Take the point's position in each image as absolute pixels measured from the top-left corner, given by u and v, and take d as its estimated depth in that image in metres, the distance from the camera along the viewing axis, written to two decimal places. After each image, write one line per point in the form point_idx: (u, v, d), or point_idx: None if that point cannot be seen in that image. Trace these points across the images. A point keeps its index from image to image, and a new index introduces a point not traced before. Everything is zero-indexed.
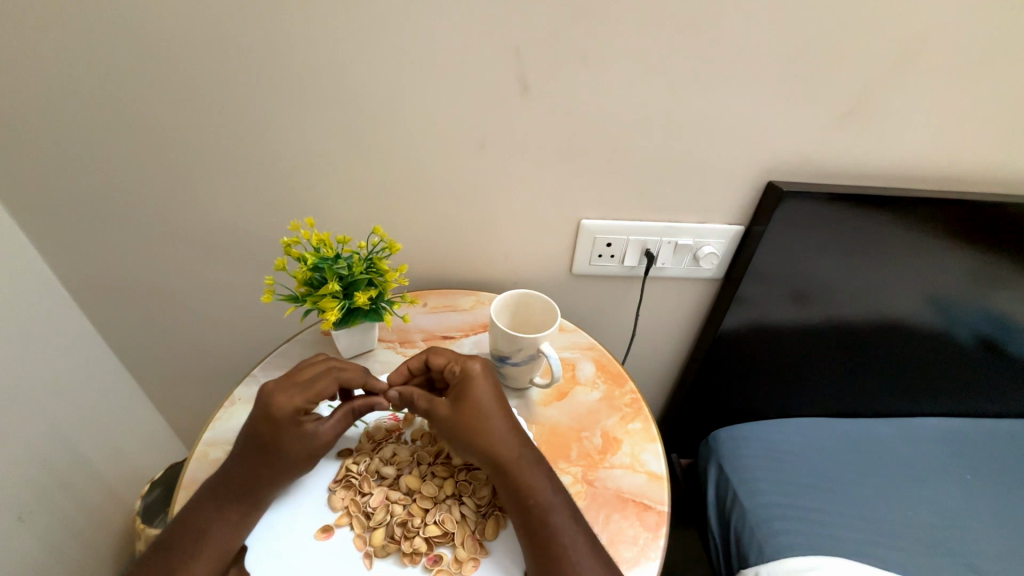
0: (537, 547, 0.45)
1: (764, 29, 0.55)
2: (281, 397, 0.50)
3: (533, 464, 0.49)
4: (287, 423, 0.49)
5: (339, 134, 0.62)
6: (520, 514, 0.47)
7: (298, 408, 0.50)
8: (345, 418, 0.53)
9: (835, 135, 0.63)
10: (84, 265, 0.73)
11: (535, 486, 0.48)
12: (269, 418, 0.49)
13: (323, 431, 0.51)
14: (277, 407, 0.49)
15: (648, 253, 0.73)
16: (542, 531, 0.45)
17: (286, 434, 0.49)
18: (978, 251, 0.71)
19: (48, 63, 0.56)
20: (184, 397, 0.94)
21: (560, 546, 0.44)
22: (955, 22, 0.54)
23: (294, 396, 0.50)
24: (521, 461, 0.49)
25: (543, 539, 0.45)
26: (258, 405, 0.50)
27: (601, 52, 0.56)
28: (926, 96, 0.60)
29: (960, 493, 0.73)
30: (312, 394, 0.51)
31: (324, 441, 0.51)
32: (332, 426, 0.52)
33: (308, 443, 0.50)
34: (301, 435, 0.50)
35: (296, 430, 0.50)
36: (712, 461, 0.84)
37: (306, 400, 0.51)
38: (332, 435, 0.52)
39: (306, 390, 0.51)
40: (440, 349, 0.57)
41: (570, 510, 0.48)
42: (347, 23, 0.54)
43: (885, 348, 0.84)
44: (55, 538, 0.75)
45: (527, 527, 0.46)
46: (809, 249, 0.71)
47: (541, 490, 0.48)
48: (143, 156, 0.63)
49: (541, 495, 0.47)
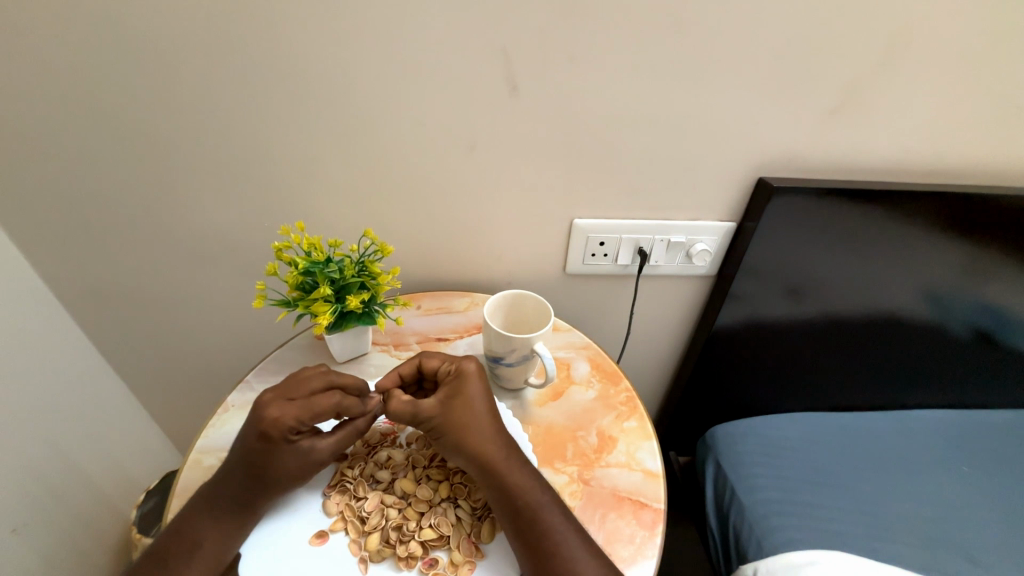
0: (527, 546, 0.45)
1: (752, 25, 0.55)
2: (277, 416, 0.49)
3: (522, 463, 0.49)
4: (280, 441, 0.48)
5: (329, 137, 0.62)
6: (508, 514, 0.47)
7: (293, 427, 0.49)
8: (345, 436, 0.52)
9: (823, 130, 0.63)
10: (73, 273, 0.73)
11: (524, 485, 0.48)
12: (264, 436, 0.48)
13: (320, 450, 0.50)
14: (274, 426, 0.48)
15: (641, 251, 0.74)
16: (532, 530, 0.45)
17: (280, 452, 0.48)
18: (968, 243, 0.72)
19: (34, 70, 0.55)
20: (179, 406, 0.93)
21: (550, 544, 0.44)
22: (939, 17, 0.55)
23: (290, 416, 0.49)
24: (511, 460, 0.49)
25: (532, 538, 0.45)
26: (253, 421, 0.49)
27: (590, 52, 0.57)
28: (914, 89, 0.60)
29: (956, 485, 0.74)
30: (308, 413, 0.50)
31: (321, 460, 0.51)
32: (329, 445, 0.51)
33: (303, 462, 0.49)
34: (295, 454, 0.49)
35: (291, 448, 0.49)
36: (710, 459, 0.84)
37: (301, 419, 0.49)
38: (328, 453, 0.51)
39: (302, 408, 0.50)
40: (435, 357, 0.56)
41: (559, 508, 0.48)
42: (335, 26, 0.54)
43: (879, 342, 0.85)
44: (47, 550, 0.74)
45: (517, 527, 0.46)
46: (801, 243, 0.71)
47: (529, 491, 0.47)
48: (131, 162, 0.63)
49: (529, 494, 0.47)
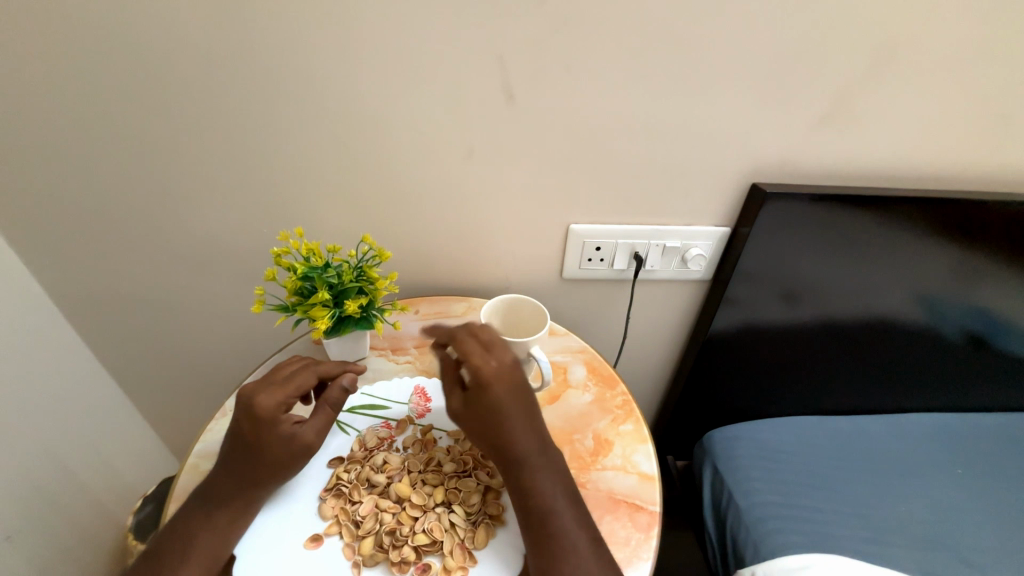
0: (542, 550, 0.46)
1: (744, 35, 0.57)
2: (262, 398, 0.50)
3: (544, 467, 0.49)
4: (269, 422, 0.49)
5: (329, 145, 0.63)
6: (524, 513, 0.48)
7: (279, 405, 0.50)
8: (325, 414, 0.52)
9: (813, 139, 0.65)
10: (72, 279, 0.73)
11: (542, 492, 0.48)
12: (251, 417, 0.49)
13: (304, 429, 0.50)
14: (259, 405, 0.49)
15: (637, 256, 0.74)
16: (548, 533, 0.46)
17: (268, 432, 0.49)
18: (960, 246, 0.73)
19: (37, 80, 0.56)
20: (177, 412, 0.93)
21: (562, 549, 0.45)
22: (924, 31, 0.56)
23: (274, 394, 0.50)
24: (530, 464, 0.48)
25: (545, 540, 0.46)
26: (239, 408, 0.50)
27: (584, 63, 0.58)
28: (902, 99, 0.61)
29: (949, 488, 0.74)
30: (292, 388, 0.51)
31: (307, 439, 0.50)
32: (313, 425, 0.51)
33: (289, 442, 0.49)
34: (280, 434, 0.49)
35: (277, 427, 0.49)
36: (707, 462, 0.84)
37: (286, 396, 0.51)
38: (314, 433, 0.51)
39: (285, 386, 0.51)
40: (464, 340, 0.52)
41: (575, 510, 0.48)
42: (335, 34, 0.55)
43: (875, 345, 0.85)
44: (41, 556, 0.74)
45: (532, 525, 0.47)
46: (793, 248, 0.72)
47: (546, 497, 0.47)
48: (132, 168, 0.63)
49: (546, 498, 0.48)
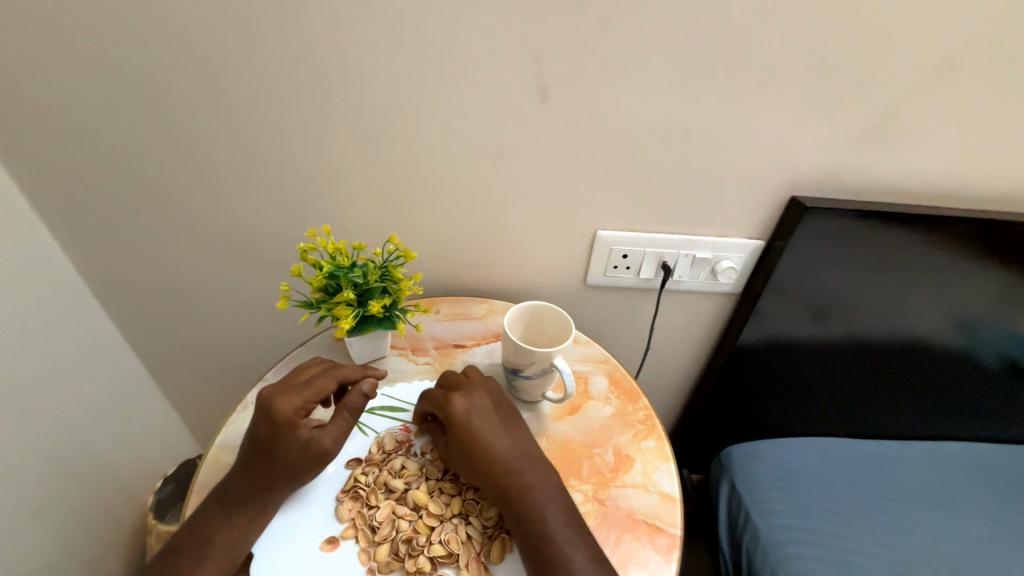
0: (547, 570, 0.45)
1: (793, 41, 0.54)
2: (281, 401, 0.50)
3: (538, 485, 0.49)
4: (287, 426, 0.49)
5: (357, 141, 0.62)
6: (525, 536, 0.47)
7: (297, 409, 0.50)
8: (344, 420, 0.52)
9: (860, 152, 0.61)
10: (103, 263, 0.75)
11: (540, 512, 0.47)
12: (269, 420, 0.49)
13: (322, 434, 0.50)
14: (277, 409, 0.50)
15: (665, 266, 0.72)
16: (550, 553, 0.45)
17: (285, 436, 0.49)
18: (1009, 271, 0.69)
19: (77, 68, 0.57)
20: (198, 397, 0.95)
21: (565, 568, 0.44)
22: (989, 42, 0.53)
23: (293, 398, 0.51)
24: (522, 487, 0.48)
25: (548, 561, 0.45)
26: (258, 410, 0.50)
27: (622, 66, 0.56)
28: (959, 113, 0.58)
29: (982, 523, 0.71)
30: (311, 393, 0.52)
31: (324, 445, 0.50)
32: (331, 430, 0.51)
33: (306, 447, 0.49)
34: (297, 438, 0.49)
35: (295, 431, 0.49)
36: (725, 480, 0.82)
37: (304, 400, 0.51)
38: (331, 439, 0.51)
39: (304, 390, 0.52)
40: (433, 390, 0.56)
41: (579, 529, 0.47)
42: (369, 29, 0.54)
43: (909, 368, 0.82)
44: (66, 529, 0.76)
45: (534, 547, 0.46)
46: (829, 265, 0.69)
47: (546, 515, 0.47)
48: (164, 158, 0.64)
49: (545, 517, 0.47)
